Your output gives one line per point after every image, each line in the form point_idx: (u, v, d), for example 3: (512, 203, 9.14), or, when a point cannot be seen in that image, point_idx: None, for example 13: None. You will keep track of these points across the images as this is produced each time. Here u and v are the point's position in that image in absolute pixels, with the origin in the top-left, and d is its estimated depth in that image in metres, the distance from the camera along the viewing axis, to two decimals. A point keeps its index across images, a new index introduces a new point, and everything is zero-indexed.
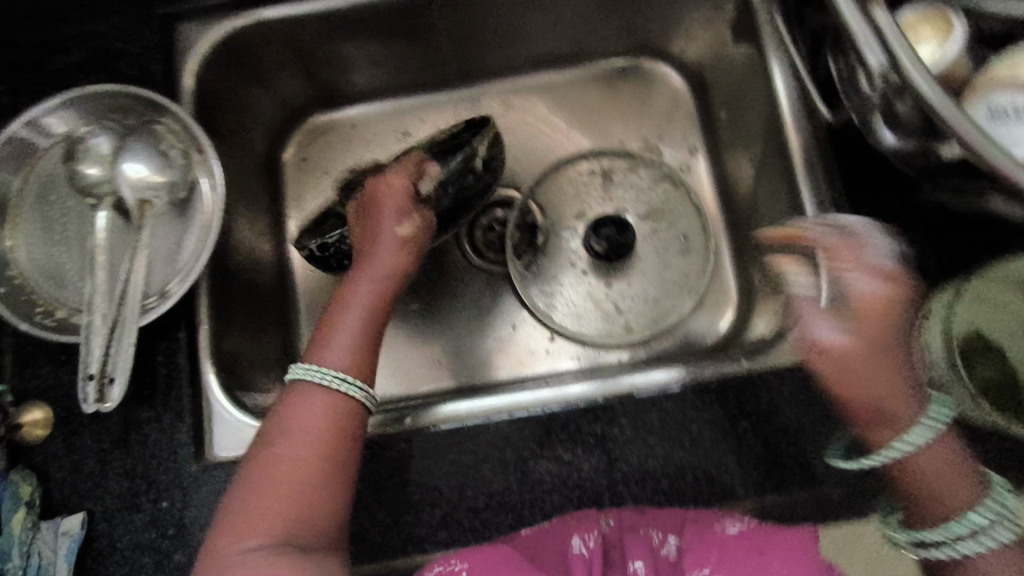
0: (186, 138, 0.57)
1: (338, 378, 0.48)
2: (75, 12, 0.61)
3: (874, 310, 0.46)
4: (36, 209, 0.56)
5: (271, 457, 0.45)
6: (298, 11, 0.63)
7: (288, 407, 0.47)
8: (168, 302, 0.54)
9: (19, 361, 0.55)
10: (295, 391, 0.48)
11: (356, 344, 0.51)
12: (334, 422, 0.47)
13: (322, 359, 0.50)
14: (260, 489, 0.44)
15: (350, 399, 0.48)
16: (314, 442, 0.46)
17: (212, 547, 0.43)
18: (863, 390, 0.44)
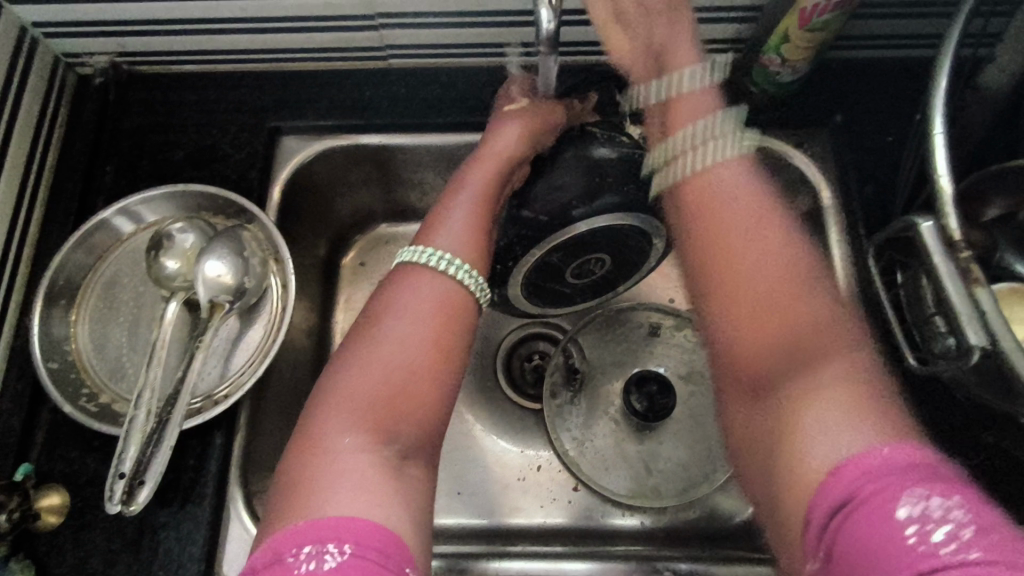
0: (268, 246, 0.59)
1: (451, 261, 0.47)
2: (191, 112, 0.65)
3: (777, 282, 0.39)
4: (107, 291, 0.58)
5: (380, 336, 0.44)
6: (393, 141, 0.66)
7: (401, 292, 0.46)
8: (215, 407, 0.54)
9: (49, 440, 0.54)
10: (409, 274, 0.47)
11: (466, 228, 0.49)
12: (444, 313, 0.46)
13: (433, 242, 0.49)
14: (365, 367, 0.43)
15: (465, 302, 0.47)
16: (425, 337, 0.44)
17: (313, 429, 0.41)
18: (753, 366, 0.39)
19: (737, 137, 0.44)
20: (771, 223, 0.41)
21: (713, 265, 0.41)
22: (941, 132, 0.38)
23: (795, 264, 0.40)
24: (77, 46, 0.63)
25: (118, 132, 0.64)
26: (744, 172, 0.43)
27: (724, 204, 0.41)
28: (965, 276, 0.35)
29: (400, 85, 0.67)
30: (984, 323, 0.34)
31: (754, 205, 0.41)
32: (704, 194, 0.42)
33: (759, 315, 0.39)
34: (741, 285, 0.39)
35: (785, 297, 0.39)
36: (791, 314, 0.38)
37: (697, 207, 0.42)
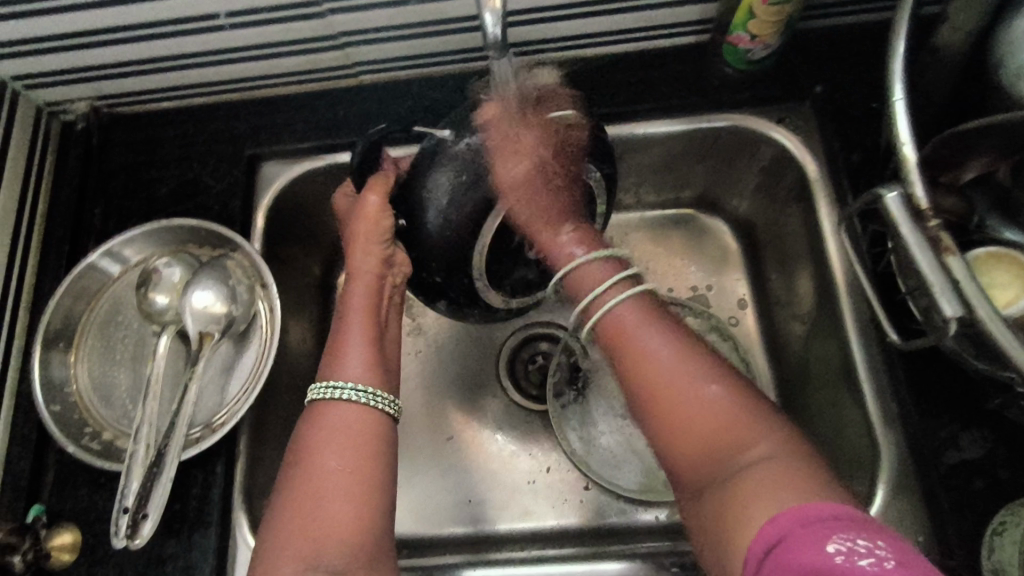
0: (253, 273, 0.60)
1: (364, 393, 0.48)
2: (173, 149, 0.67)
3: (720, 416, 0.41)
4: (102, 331, 0.60)
5: (310, 452, 0.46)
6: None
7: (318, 428, 0.47)
8: (211, 437, 0.55)
9: (59, 480, 0.55)
10: (324, 410, 0.48)
11: (367, 335, 0.52)
12: (366, 433, 0.47)
13: (341, 374, 0.50)
14: (301, 483, 0.45)
15: (382, 418, 0.48)
16: (348, 463, 0.45)
17: (252, 571, 0.42)
18: (706, 477, 0.41)
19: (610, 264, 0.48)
20: (681, 383, 0.42)
21: (652, 413, 0.43)
22: (901, 99, 0.37)
23: (725, 381, 0.42)
24: (57, 94, 0.65)
25: (104, 174, 0.66)
26: (647, 312, 0.45)
27: (636, 334, 0.44)
28: (935, 244, 0.33)
29: (373, 99, 0.67)
30: (958, 292, 0.32)
31: (686, 352, 0.43)
32: (620, 334, 0.45)
33: (702, 427, 0.41)
34: (687, 416, 0.41)
35: (732, 431, 0.40)
36: (728, 443, 0.40)
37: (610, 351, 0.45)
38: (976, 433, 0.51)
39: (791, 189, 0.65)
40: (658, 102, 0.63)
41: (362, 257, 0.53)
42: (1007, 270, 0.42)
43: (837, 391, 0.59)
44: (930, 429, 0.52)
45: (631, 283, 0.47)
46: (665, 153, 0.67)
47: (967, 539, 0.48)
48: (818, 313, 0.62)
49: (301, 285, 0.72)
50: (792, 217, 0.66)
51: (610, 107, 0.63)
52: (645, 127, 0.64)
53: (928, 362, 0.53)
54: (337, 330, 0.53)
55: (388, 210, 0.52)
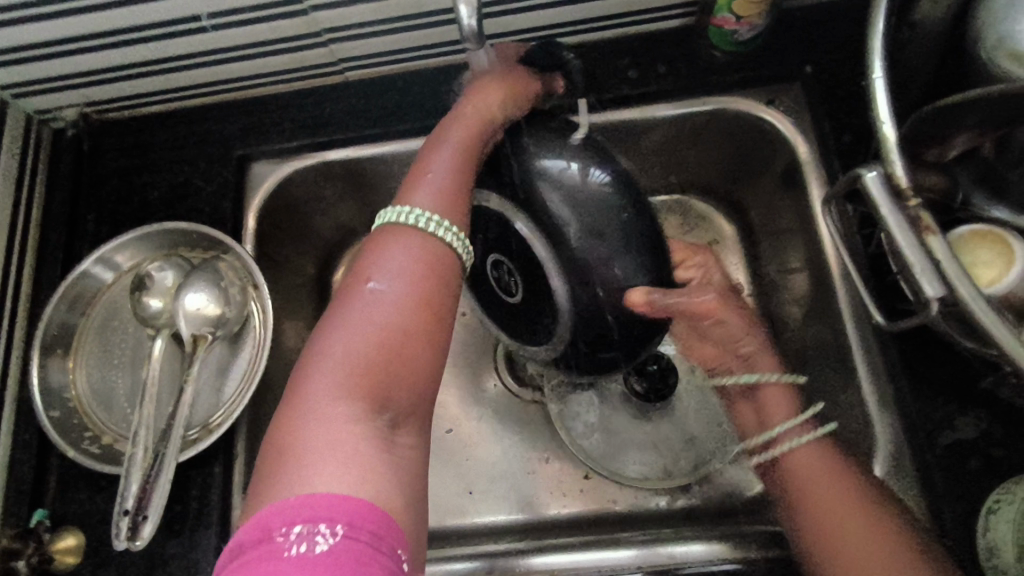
0: (245, 274, 0.60)
1: (430, 220, 0.44)
2: (162, 152, 0.67)
3: (878, 532, 0.47)
4: (98, 337, 0.60)
5: (376, 280, 0.41)
6: (360, 151, 0.66)
7: (383, 250, 0.43)
8: (207, 438, 0.55)
9: (61, 484, 0.56)
10: (390, 235, 0.44)
11: (450, 190, 0.46)
12: (437, 268, 0.43)
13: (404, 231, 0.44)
14: (360, 308, 0.40)
15: (450, 252, 0.44)
16: (410, 293, 0.41)
17: (293, 405, 0.37)
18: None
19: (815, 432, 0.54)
20: (871, 518, 0.48)
21: (812, 527, 0.49)
22: (880, 77, 0.36)
23: (867, 512, 0.48)
24: (45, 102, 0.65)
25: (96, 180, 0.66)
26: (832, 456, 0.52)
27: (816, 484, 0.51)
28: (916, 225, 0.33)
29: (358, 96, 0.67)
30: (940, 272, 0.32)
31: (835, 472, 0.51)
32: (801, 476, 0.52)
33: (845, 545, 0.47)
34: (827, 532, 0.49)
35: (874, 545, 0.46)
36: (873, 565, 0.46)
37: (798, 486, 0.52)
38: (971, 413, 0.50)
39: (783, 172, 0.64)
40: (646, 88, 0.63)
41: (457, 126, 0.49)
42: (991, 248, 0.41)
43: (834, 374, 0.59)
44: (925, 411, 0.51)
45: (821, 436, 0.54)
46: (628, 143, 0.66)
47: (964, 518, 0.48)
48: (813, 297, 0.62)
49: (296, 285, 0.72)
50: (785, 198, 0.65)
51: (597, 95, 0.63)
52: (601, 118, 0.63)
53: (922, 342, 0.53)
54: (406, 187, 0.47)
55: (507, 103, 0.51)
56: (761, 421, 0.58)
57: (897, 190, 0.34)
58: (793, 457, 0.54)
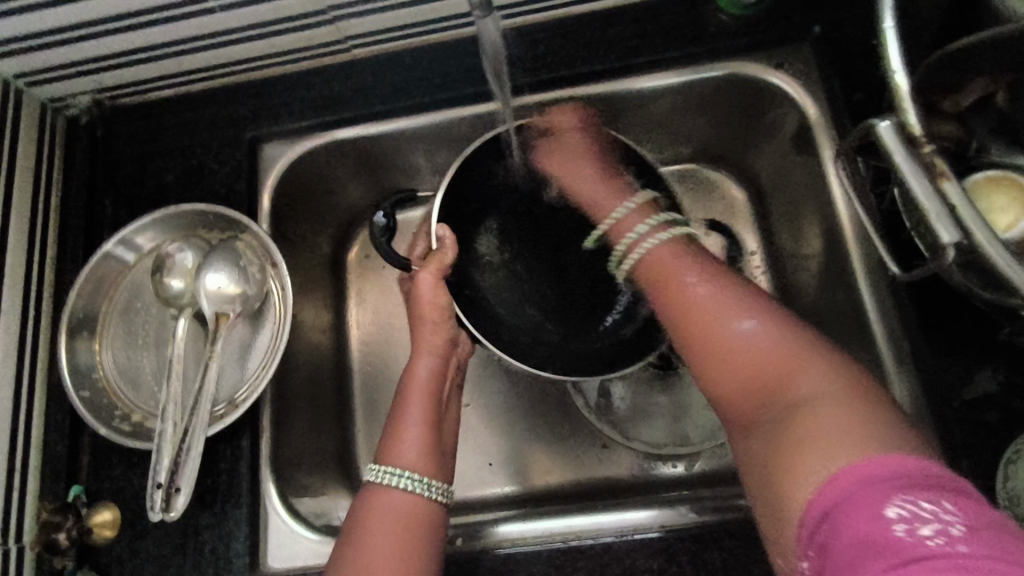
0: (263, 253, 0.61)
1: (418, 483, 0.51)
2: (176, 136, 0.68)
3: (761, 354, 0.42)
4: (122, 319, 0.62)
5: (363, 536, 0.48)
6: (371, 132, 0.67)
7: (372, 510, 0.50)
8: (233, 412, 0.57)
9: (95, 461, 0.58)
10: (378, 495, 0.50)
11: (426, 427, 0.54)
12: (413, 517, 0.50)
13: (397, 460, 0.52)
14: (361, 527, 0.49)
15: (432, 504, 0.51)
16: (398, 553, 0.47)
17: None
18: (765, 412, 0.41)
19: (671, 232, 0.50)
20: (784, 356, 0.42)
21: (678, 332, 0.46)
22: (893, 26, 0.36)
23: (748, 303, 0.45)
24: (59, 90, 0.66)
25: (112, 166, 0.67)
26: (691, 260, 0.48)
27: (679, 277, 0.47)
28: (930, 171, 0.33)
29: (367, 73, 0.67)
30: (955, 217, 0.32)
31: (773, 332, 0.43)
32: (660, 277, 0.48)
33: (736, 381, 0.43)
34: (702, 324, 0.45)
35: (771, 371, 0.42)
36: (772, 363, 0.42)
37: (670, 304, 0.47)
38: (988, 367, 0.51)
39: (793, 135, 0.64)
40: (654, 55, 0.63)
41: (421, 364, 0.57)
42: (1005, 193, 0.42)
43: (848, 334, 0.59)
44: (941, 366, 0.52)
45: (680, 240, 0.50)
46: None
47: (981, 468, 0.49)
48: (826, 259, 0.62)
49: (312, 265, 0.73)
50: (797, 160, 0.65)
51: (606, 64, 0.63)
52: (534, 100, 0.65)
53: (938, 298, 0.53)
54: (397, 416, 0.55)
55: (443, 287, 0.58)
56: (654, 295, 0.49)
57: (911, 138, 0.35)
58: (652, 261, 0.49)
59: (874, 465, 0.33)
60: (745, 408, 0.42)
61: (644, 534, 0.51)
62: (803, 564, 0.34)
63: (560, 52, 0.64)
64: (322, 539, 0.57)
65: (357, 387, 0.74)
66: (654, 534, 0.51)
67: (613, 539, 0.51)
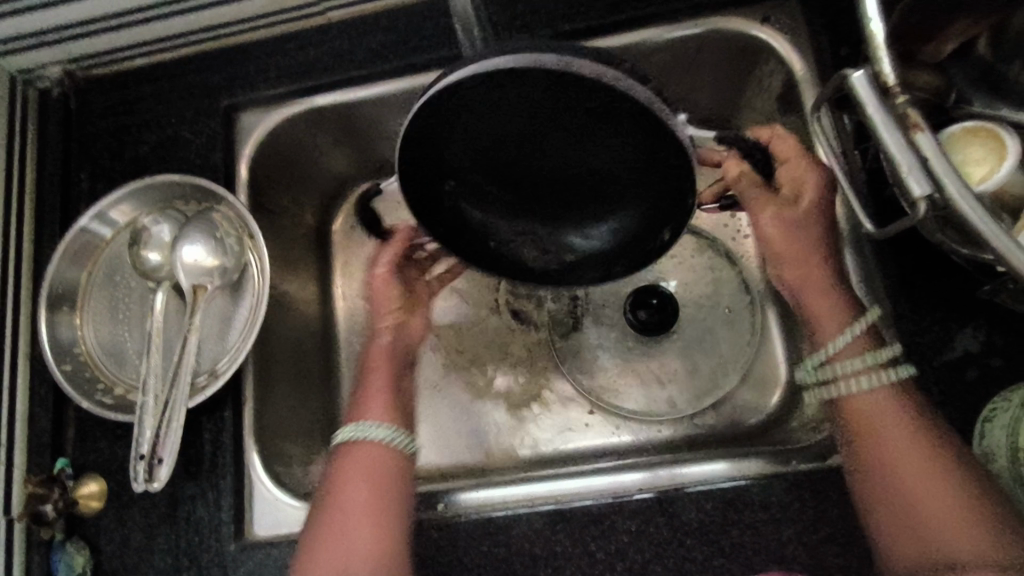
0: (239, 223, 0.60)
1: (387, 433, 0.52)
2: (150, 106, 0.67)
3: (914, 484, 0.43)
4: (101, 293, 0.61)
5: (336, 486, 0.49)
6: (349, 98, 0.66)
7: (344, 465, 0.50)
8: (215, 384, 0.57)
9: (80, 434, 0.58)
10: (351, 449, 0.51)
11: (395, 402, 0.54)
12: (388, 469, 0.50)
13: (364, 417, 0.53)
14: (329, 530, 0.48)
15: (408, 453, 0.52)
16: (370, 509, 0.48)
17: None
18: (921, 557, 0.42)
19: (887, 372, 0.46)
20: (932, 484, 0.42)
21: (853, 459, 0.46)
22: None
23: (925, 443, 0.44)
24: (28, 60, 0.65)
25: (86, 139, 0.66)
26: (893, 408, 0.45)
27: (882, 427, 0.45)
28: (903, 122, 0.32)
29: (343, 38, 0.65)
30: (927, 170, 0.31)
31: (924, 448, 0.44)
32: (868, 423, 0.46)
33: (901, 519, 0.43)
34: (893, 468, 0.44)
35: (938, 515, 0.42)
36: (918, 471, 0.43)
37: (853, 443, 0.46)
38: (971, 326, 0.50)
39: (779, 94, 0.62)
40: (636, 12, 0.61)
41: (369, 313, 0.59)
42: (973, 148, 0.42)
43: None
44: (923, 326, 0.51)
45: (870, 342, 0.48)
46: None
47: (961, 427, 0.48)
48: None
49: (294, 237, 0.73)
50: (783, 119, 0.63)
51: (586, 23, 0.61)
52: None
53: (922, 258, 0.52)
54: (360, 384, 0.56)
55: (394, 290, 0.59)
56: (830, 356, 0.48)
57: (884, 88, 0.33)
58: (853, 400, 0.47)
59: None
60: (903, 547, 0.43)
61: (638, 495, 0.51)
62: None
63: (540, 11, 0.62)
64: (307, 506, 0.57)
65: (342, 358, 0.74)
66: (645, 495, 0.51)
67: (593, 503, 0.51)
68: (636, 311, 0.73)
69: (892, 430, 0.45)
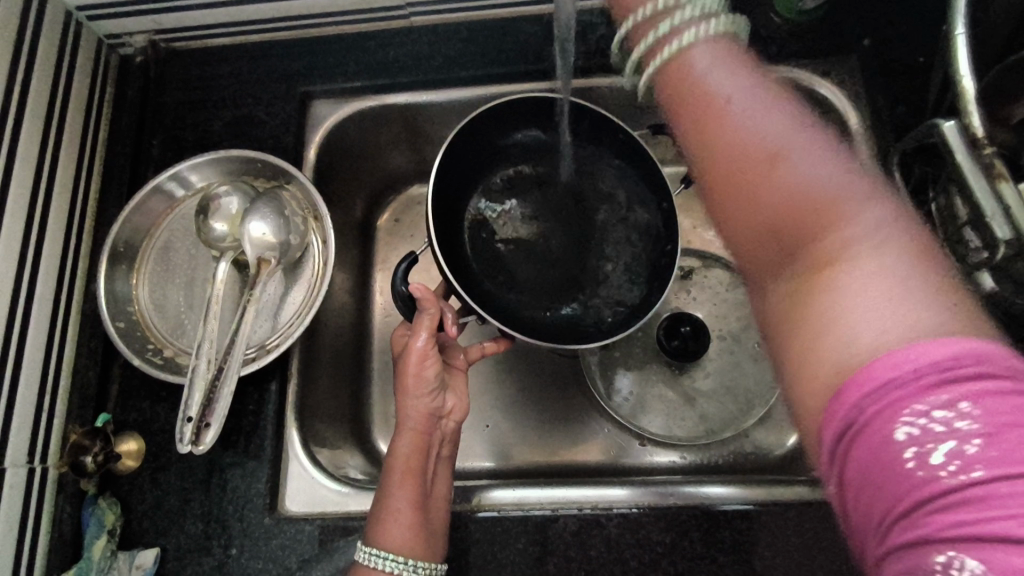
0: (307, 205, 0.63)
1: (404, 564, 0.47)
2: (228, 84, 0.69)
3: (818, 197, 0.32)
4: (160, 257, 0.62)
5: None
6: (421, 99, 0.68)
7: None
8: (266, 356, 0.58)
9: (124, 392, 0.59)
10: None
11: (413, 513, 0.49)
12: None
13: (384, 541, 0.48)
14: None
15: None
16: None
17: None
18: (755, 235, 0.34)
19: (715, 24, 0.37)
20: (779, 190, 0.33)
21: (724, 199, 0.35)
22: (963, 32, 0.37)
23: (840, 162, 0.33)
24: (117, 27, 0.67)
25: (160, 109, 0.68)
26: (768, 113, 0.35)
27: (745, 129, 0.34)
28: (988, 172, 0.35)
29: (423, 41, 0.68)
30: (1009, 217, 0.34)
31: (763, 139, 0.34)
32: (733, 173, 0.34)
33: (768, 214, 0.33)
34: (751, 176, 0.34)
35: (779, 203, 0.32)
36: (817, 212, 0.31)
37: (736, 178, 0.34)
38: None
39: None
40: None
41: (410, 403, 0.53)
42: None
43: None
44: None
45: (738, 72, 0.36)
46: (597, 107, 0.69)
47: None
48: None
49: (346, 226, 0.74)
50: None
51: None
52: (586, 83, 0.66)
53: None
54: (381, 488, 0.51)
55: (428, 360, 0.53)
56: (724, 125, 0.35)
57: (974, 138, 0.36)
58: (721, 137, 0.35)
59: (908, 354, 0.25)
60: (756, 262, 0.34)
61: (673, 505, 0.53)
62: (832, 488, 0.28)
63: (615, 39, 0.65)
64: (341, 489, 0.58)
65: (377, 350, 0.75)
66: (681, 508, 0.52)
67: (627, 511, 0.53)
68: (666, 338, 0.74)
69: (809, 155, 0.33)
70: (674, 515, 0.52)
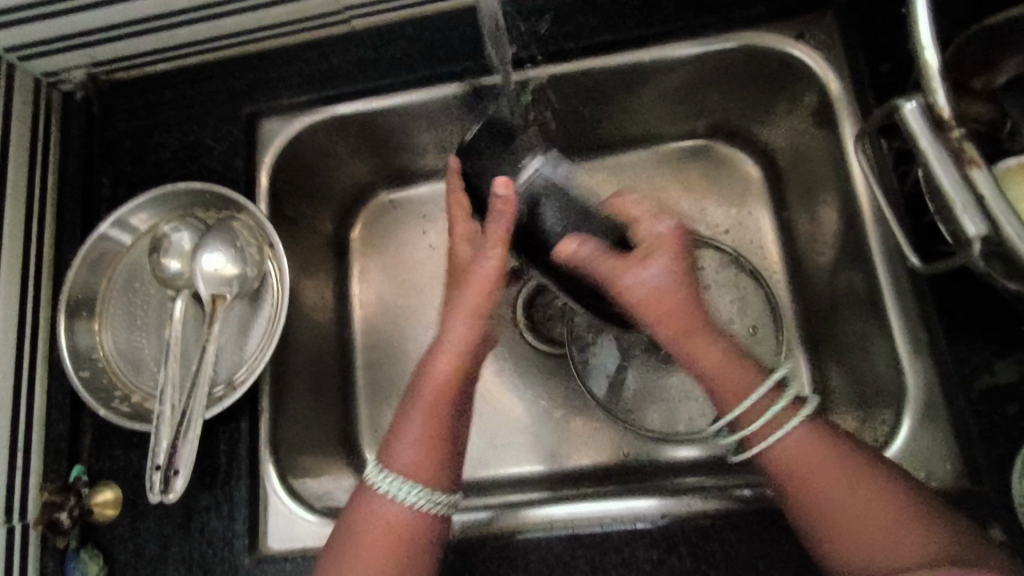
0: (260, 233, 0.60)
1: (402, 484, 0.47)
2: (173, 111, 0.66)
3: (872, 510, 0.42)
4: (120, 300, 0.61)
5: (349, 534, 0.46)
6: (371, 107, 0.65)
7: (356, 517, 0.47)
8: (232, 395, 0.56)
9: (97, 441, 0.58)
10: (366, 504, 0.47)
11: (429, 441, 0.48)
12: (402, 525, 0.46)
13: (392, 461, 0.48)
14: (337, 562, 0.45)
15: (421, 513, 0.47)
16: (383, 548, 0.45)
17: None
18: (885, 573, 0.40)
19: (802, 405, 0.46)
20: (859, 505, 0.42)
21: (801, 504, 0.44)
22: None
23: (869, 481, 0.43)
24: (53, 64, 0.64)
25: (107, 144, 0.66)
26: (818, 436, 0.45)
27: (821, 473, 0.44)
28: (959, 158, 0.35)
29: (368, 45, 0.65)
30: (981, 207, 0.34)
31: (833, 455, 0.45)
32: (797, 467, 0.45)
33: (852, 536, 0.42)
34: (833, 515, 0.43)
35: (876, 516, 0.42)
36: (867, 520, 0.42)
37: (799, 481, 0.44)
38: (1012, 359, 0.49)
39: (814, 110, 0.61)
40: (665, 26, 0.60)
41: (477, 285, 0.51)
42: None
43: (867, 322, 0.57)
44: (961, 356, 0.50)
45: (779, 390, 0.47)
46: (553, 99, 0.65)
47: (998, 463, 0.47)
48: (844, 246, 0.60)
49: (314, 243, 0.71)
50: (816, 137, 0.62)
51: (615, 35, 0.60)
52: (536, 75, 0.62)
53: (962, 286, 0.51)
54: (402, 411, 0.50)
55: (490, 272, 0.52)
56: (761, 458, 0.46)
57: (939, 120, 0.36)
58: (778, 450, 0.46)
59: None
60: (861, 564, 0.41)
61: (657, 521, 0.50)
62: None
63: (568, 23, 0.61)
64: (320, 521, 0.56)
65: (360, 367, 0.73)
66: (667, 522, 0.50)
67: (614, 528, 0.50)
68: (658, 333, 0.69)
69: (860, 502, 0.42)
70: (661, 529, 0.50)
